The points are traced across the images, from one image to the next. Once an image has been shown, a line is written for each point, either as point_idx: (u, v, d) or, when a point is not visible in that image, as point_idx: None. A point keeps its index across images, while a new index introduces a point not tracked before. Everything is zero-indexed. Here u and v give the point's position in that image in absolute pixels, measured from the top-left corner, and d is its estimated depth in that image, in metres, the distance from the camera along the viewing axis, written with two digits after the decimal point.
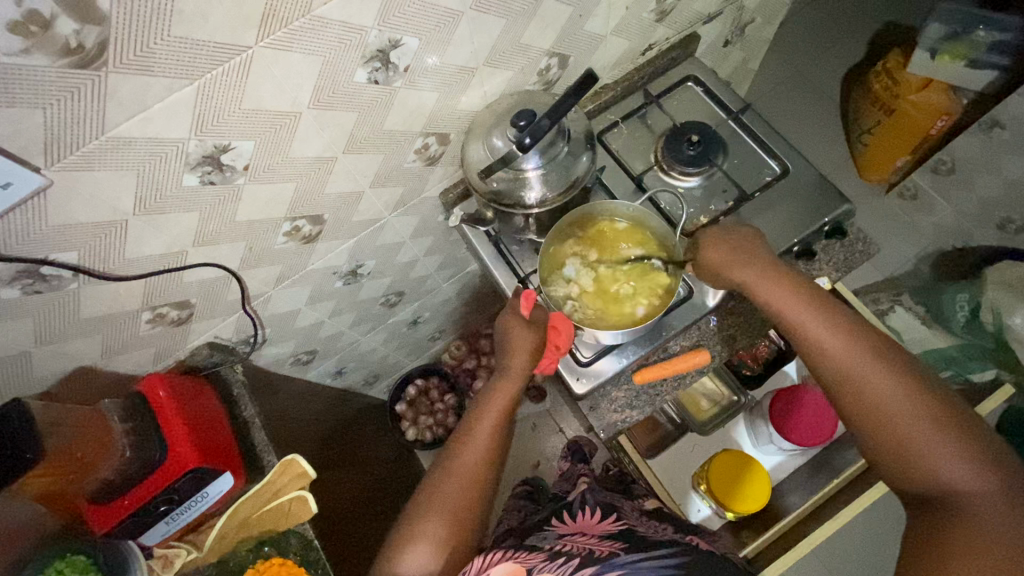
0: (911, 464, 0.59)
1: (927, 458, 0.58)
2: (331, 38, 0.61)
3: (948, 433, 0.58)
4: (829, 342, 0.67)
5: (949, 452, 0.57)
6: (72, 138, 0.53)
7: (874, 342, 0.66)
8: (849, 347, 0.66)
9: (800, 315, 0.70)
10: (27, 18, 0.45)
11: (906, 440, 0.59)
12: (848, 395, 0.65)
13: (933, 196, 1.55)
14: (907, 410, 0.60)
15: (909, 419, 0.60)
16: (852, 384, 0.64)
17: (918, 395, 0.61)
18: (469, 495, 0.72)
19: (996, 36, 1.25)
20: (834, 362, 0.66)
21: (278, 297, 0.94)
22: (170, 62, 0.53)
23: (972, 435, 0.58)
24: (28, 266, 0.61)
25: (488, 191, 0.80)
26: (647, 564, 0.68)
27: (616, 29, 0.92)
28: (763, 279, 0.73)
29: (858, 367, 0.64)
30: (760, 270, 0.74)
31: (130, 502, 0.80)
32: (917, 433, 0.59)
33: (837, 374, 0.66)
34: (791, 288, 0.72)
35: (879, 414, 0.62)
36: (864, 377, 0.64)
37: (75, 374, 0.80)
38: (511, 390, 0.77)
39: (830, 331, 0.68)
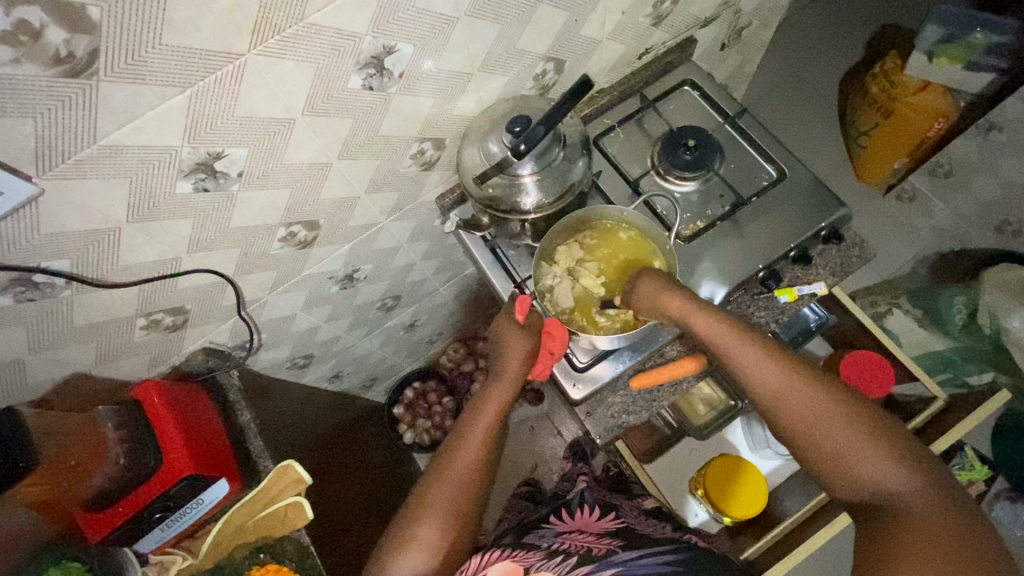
0: (852, 479, 0.60)
1: (866, 472, 0.59)
2: (325, 44, 0.60)
3: (876, 446, 0.59)
4: (759, 368, 0.68)
5: (875, 464, 0.59)
6: (64, 147, 0.53)
7: (800, 363, 0.67)
8: (778, 371, 0.66)
9: (727, 346, 0.70)
10: (16, 28, 0.44)
11: (838, 458, 0.61)
12: (784, 422, 0.65)
13: (932, 199, 1.52)
14: (835, 430, 0.61)
15: (838, 437, 0.61)
16: (785, 411, 0.65)
17: (843, 411, 0.62)
18: (461, 500, 0.71)
19: (992, 39, 1.26)
20: (765, 390, 0.67)
21: (274, 302, 0.93)
22: (164, 70, 0.52)
23: (896, 442, 0.59)
24: (20, 274, 0.61)
25: (483, 196, 0.80)
26: (644, 560, 0.68)
27: (612, 33, 0.92)
28: (688, 307, 0.73)
29: (790, 390, 0.65)
30: (684, 297, 0.74)
31: (124, 509, 0.79)
32: (848, 449, 0.60)
33: (770, 402, 0.66)
34: (711, 314, 0.72)
35: (814, 437, 0.63)
36: (793, 403, 0.65)
37: (69, 381, 0.80)
38: (507, 393, 0.77)
39: (754, 359, 0.68)
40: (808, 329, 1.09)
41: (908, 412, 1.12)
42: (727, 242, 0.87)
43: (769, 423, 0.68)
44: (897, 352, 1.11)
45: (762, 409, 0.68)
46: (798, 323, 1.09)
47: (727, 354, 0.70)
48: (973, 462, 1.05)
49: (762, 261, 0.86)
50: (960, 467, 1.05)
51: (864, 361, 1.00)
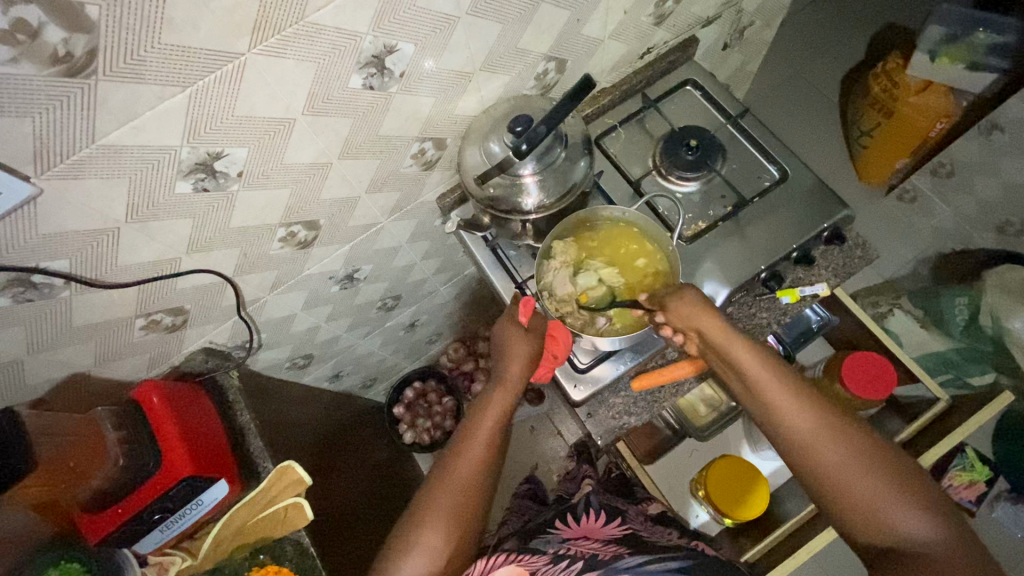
0: (878, 530, 0.59)
1: (893, 523, 0.58)
2: (325, 44, 0.60)
3: (909, 500, 0.58)
4: (791, 407, 0.66)
5: (907, 516, 0.58)
6: (62, 147, 0.52)
7: (832, 405, 0.66)
8: (811, 412, 0.65)
9: (765, 380, 0.68)
10: (14, 27, 0.44)
11: (869, 508, 0.60)
12: (812, 465, 0.63)
13: (934, 201, 1.52)
14: (870, 478, 0.60)
15: (871, 487, 0.60)
16: (816, 454, 0.63)
17: (878, 461, 0.61)
18: (464, 506, 0.71)
19: (993, 38, 1.26)
20: (796, 429, 0.65)
21: (273, 303, 0.93)
22: (162, 69, 0.52)
23: (927, 497, 0.59)
24: (18, 274, 0.61)
25: (484, 196, 0.79)
26: (651, 567, 0.68)
27: (614, 33, 0.91)
28: (729, 338, 0.72)
29: (822, 432, 0.64)
30: (725, 328, 0.72)
31: (123, 511, 0.79)
32: (881, 499, 0.59)
33: (800, 443, 0.65)
34: (753, 347, 0.71)
35: (844, 483, 0.61)
36: (827, 446, 0.63)
37: (67, 382, 0.80)
38: (508, 396, 0.77)
39: (791, 397, 0.67)
40: (810, 329, 1.08)
41: (910, 414, 1.11)
42: (730, 243, 0.87)
43: (792, 464, 0.66)
44: (899, 353, 1.11)
45: (788, 449, 0.66)
46: (800, 324, 1.08)
47: (762, 388, 0.69)
48: (974, 463, 1.05)
49: (764, 262, 0.85)
50: (962, 468, 1.05)
51: (866, 363, 0.99)
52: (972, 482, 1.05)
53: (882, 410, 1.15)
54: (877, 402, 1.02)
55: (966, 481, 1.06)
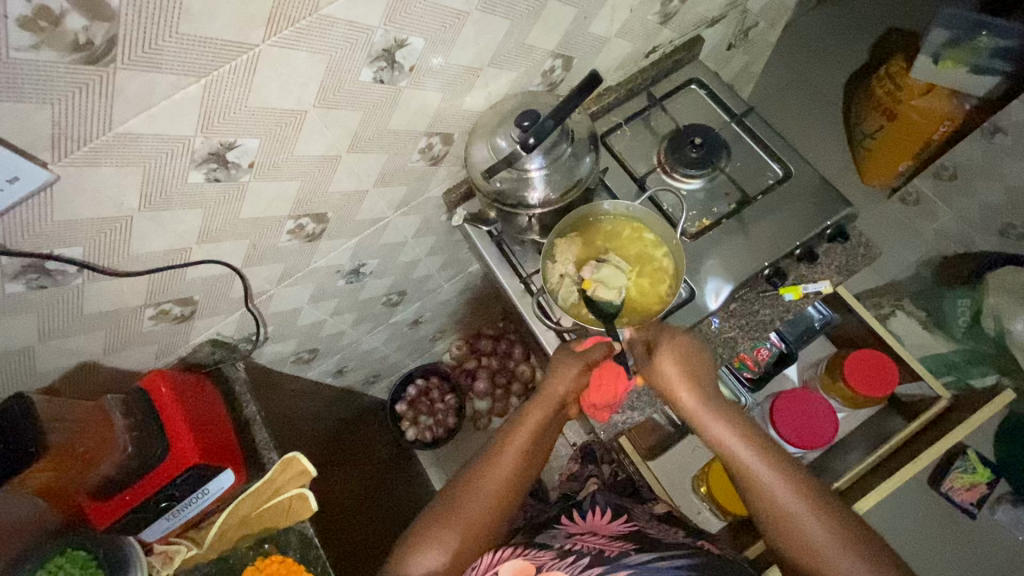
0: None
1: None
2: (338, 37, 0.61)
3: (864, 556, 0.63)
4: (757, 468, 0.70)
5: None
6: (79, 134, 0.53)
7: (791, 466, 0.70)
8: (773, 471, 0.70)
9: (737, 447, 0.72)
10: (37, 14, 0.45)
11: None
12: (791, 539, 0.66)
13: (937, 203, 1.50)
14: (847, 553, 0.63)
15: (846, 563, 0.63)
16: (785, 514, 0.67)
17: (853, 538, 0.64)
18: (490, 510, 0.72)
19: (997, 42, 1.24)
20: (779, 509, 0.68)
21: (280, 295, 0.94)
22: (178, 58, 0.53)
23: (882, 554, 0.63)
24: (33, 261, 0.62)
25: (491, 190, 0.80)
26: (659, 563, 0.68)
27: (620, 31, 0.92)
28: (708, 410, 0.75)
29: (784, 489, 0.68)
30: (704, 399, 0.76)
31: (130, 498, 0.80)
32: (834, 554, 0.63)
33: (779, 517, 0.67)
34: (731, 421, 0.75)
35: (822, 558, 0.64)
36: (805, 519, 0.66)
37: (77, 369, 0.81)
38: (544, 411, 0.79)
39: (754, 457, 0.71)
40: (812, 328, 1.09)
41: (911, 413, 1.12)
42: (733, 240, 0.88)
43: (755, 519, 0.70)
44: (902, 352, 1.11)
45: (770, 526, 0.68)
46: (801, 323, 1.09)
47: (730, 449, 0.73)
48: (975, 466, 1.06)
49: (767, 259, 0.86)
50: (964, 470, 1.06)
51: (868, 362, 1.00)
52: (973, 485, 1.05)
53: (883, 410, 1.16)
54: (879, 400, 1.03)
55: (967, 484, 1.06)
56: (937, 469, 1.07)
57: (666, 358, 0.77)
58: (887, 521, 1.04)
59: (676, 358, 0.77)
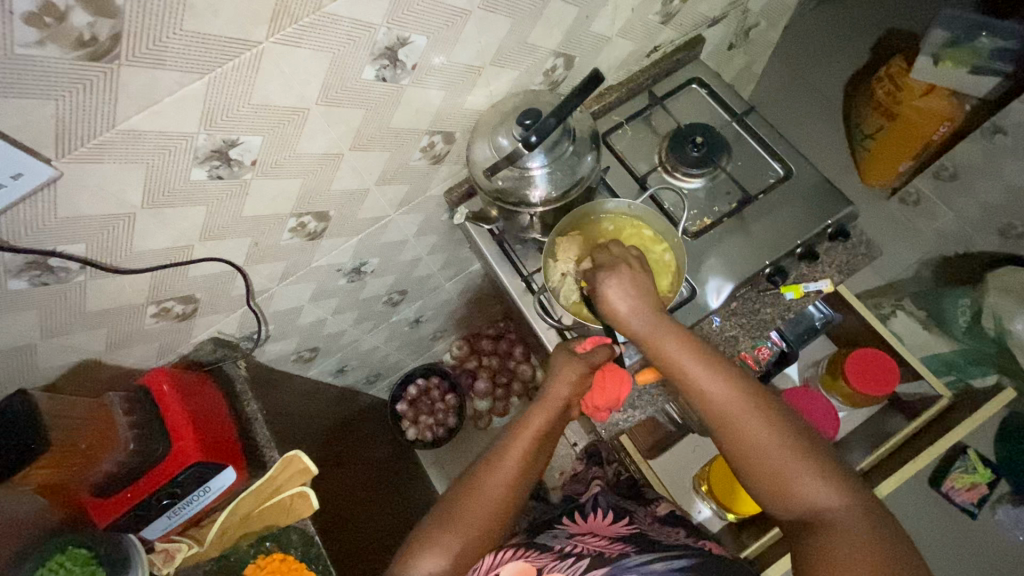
0: (787, 494, 0.62)
1: (809, 491, 0.61)
2: (341, 34, 0.61)
3: (815, 469, 0.62)
4: (705, 385, 0.67)
5: (840, 505, 0.60)
6: (83, 130, 0.53)
7: (740, 378, 0.68)
8: (723, 388, 0.66)
9: (684, 364, 0.68)
10: (43, 10, 0.45)
11: (806, 500, 0.61)
12: (749, 461, 0.64)
13: (936, 202, 1.52)
14: (807, 472, 0.61)
15: (807, 482, 0.61)
16: (734, 428, 0.65)
17: (812, 456, 0.63)
18: (492, 515, 0.71)
19: (997, 43, 1.26)
20: (735, 430, 0.65)
21: (282, 293, 0.94)
22: (181, 54, 0.53)
23: (830, 465, 0.62)
24: (35, 257, 0.62)
25: (493, 189, 0.80)
26: (658, 565, 0.68)
27: (622, 30, 0.92)
28: (656, 328, 0.70)
29: (733, 405, 0.65)
30: (649, 315, 0.70)
31: (131, 496, 0.80)
32: (787, 467, 0.62)
33: (737, 437, 0.65)
34: (679, 336, 0.70)
35: (783, 480, 0.62)
36: (764, 439, 0.63)
37: (79, 367, 0.81)
38: (547, 416, 0.76)
39: (703, 374, 0.67)
40: (813, 328, 1.09)
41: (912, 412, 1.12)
42: (734, 239, 0.88)
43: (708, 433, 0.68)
44: (903, 351, 1.11)
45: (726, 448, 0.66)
46: (802, 322, 1.09)
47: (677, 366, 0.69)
48: (975, 466, 1.06)
49: (768, 257, 0.86)
50: (964, 470, 1.06)
51: (869, 360, 1.00)
52: (973, 486, 1.05)
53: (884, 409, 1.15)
54: (881, 399, 1.03)
55: (967, 484, 1.06)
56: (937, 468, 1.07)
57: (617, 281, 0.71)
58: None
59: (628, 281, 0.71)
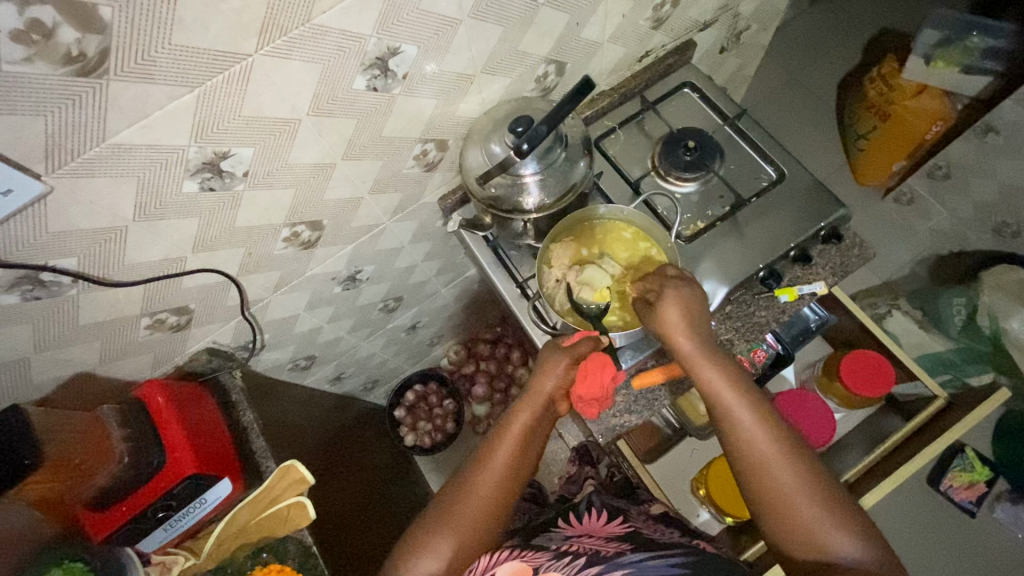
0: (806, 539, 0.60)
1: (830, 539, 0.59)
2: (331, 46, 0.61)
3: (840, 523, 0.60)
4: (743, 416, 0.66)
5: (858, 559, 0.58)
6: (74, 146, 0.53)
7: (780, 418, 0.67)
8: (761, 422, 0.66)
9: (725, 392, 0.68)
10: (30, 27, 0.45)
11: (825, 547, 0.59)
12: (773, 499, 0.62)
13: (930, 201, 1.52)
14: (830, 522, 0.60)
15: (831, 530, 0.60)
16: (764, 462, 0.64)
17: (839, 508, 0.61)
18: (483, 517, 0.71)
19: (988, 42, 1.29)
20: (765, 466, 0.63)
21: (277, 303, 0.94)
22: (170, 68, 0.53)
23: (857, 523, 0.60)
24: (27, 272, 0.62)
25: (486, 196, 0.80)
26: (653, 562, 0.68)
27: (613, 36, 0.93)
28: (703, 355, 0.71)
29: (768, 441, 0.65)
30: (698, 342, 0.71)
31: (125, 510, 0.79)
32: (813, 514, 0.60)
33: (765, 472, 0.63)
34: (724, 367, 0.70)
35: (804, 524, 0.61)
36: (792, 479, 0.62)
37: (73, 380, 0.80)
38: (533, 410, 0.75)
39: (744, 407, 0.67)
40: (808, 330, 1.05)
41: (909, 413, 1.11)
42: (728, 243, 0.88)
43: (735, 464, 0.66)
44: (898, 351, 1.12)
45: (748, 480, 0.65)
46: (796, 324, 1.05)
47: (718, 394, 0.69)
48: (974, 464, 1.07)
49: (761, 261, 0.86)
50: (963, 468, 1.07)
51: (863, 363, 1.00)
52: (973, 483, 1.06)
53: (881, 409, 1.16)
54: (876, 400, 1.03)
55: (966, 482, 1.06)
56: (935, 467, 1.07)
57: (669, 302, 0.73)
58: (885, 521, 1.04)
59: (681, 306, 0.72)
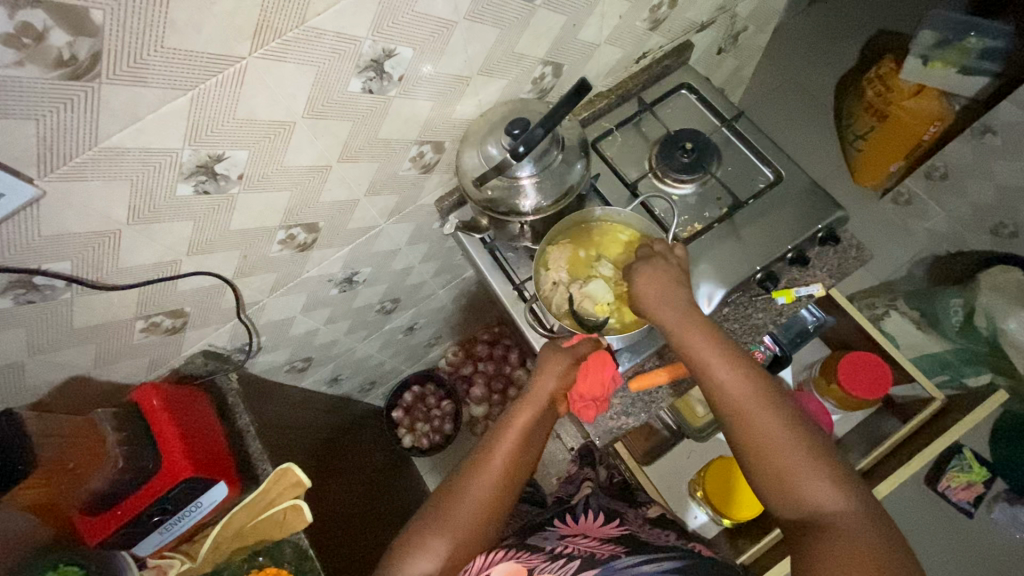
0: (790, 493, 0.60)
1: (812, 491, 0.59)
2: (326, 48, 0.61)
3: (824, 476, 0.60)
4: (724, 376, 0.67)
5: (848, 509, 0.58)
6: (66, 149, 0.53)
7: (762, 376, 0.67)
8: (741, 382, 0.66)
9: (704, 354, 0.68)
10: (20, 31, 0.45)
11: (808, 499, 0.59)
12: (756, 456, 0.63)
13: (928, 202, 1.52)
14: (812, 475, 0.60)
15: (813, 482, 0.59)
16: (745, 420, 0.64)
17: (826, 462, 0.61)
18: (481, 517, 0.71)
19: (986, 43, 1.27)
20: (746, 423, 0.64)
21: (273, 305, 0.93)
22: (163, 71, 0.53)
23: (842, 475, 0.60)
24: (20, 276, 0.61)
25: (482, 198, 0.80)
26: (647, 567, 0.68)
27: (609, 38, 0.92)
28: (683, 319, 0.71)
29: (749, 399, 0.65)
30: (677, 308, 0.71)
31: (120, 514, 0.79)
32: (795, 467, 0.60)
33: (747, 430, 0.64)
34: (705, 330, 0.70)
35: (788, 478, 0.60)
36: (773, 435, 0.62)
37: (67, 384, 0.80)
38: (533, 411, 0.75)
39: (724, 368, 0.67)
40: (805, 331, 1.05)
41: (907, 414, 1.11)
42: (725, 244, 0.87)
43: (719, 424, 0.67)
44: (896, 352, 1.12)
45: (736, 440, 0.65)
46: (794, 326, 1.05)
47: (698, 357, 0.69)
48: (971, 464, 1.07)
49: (759, 263, 0.86)
50: (960, 469, 1.06)
51: (861, 364, 1.00)
52: (970, 484, 1.06)
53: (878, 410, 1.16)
54: (874, 401, 1.03)
55: (964, 483, 1.06)
56: (932, 468, 1.08)
57: (646, 272, 0.74)
58: None
59: (658, 275, 0.73)
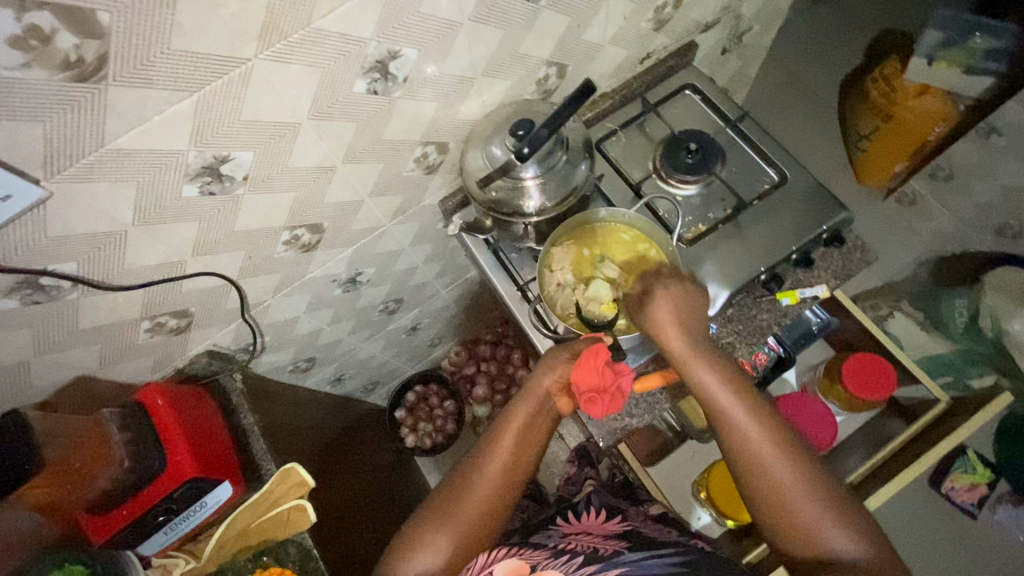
0: (805, 538, 0.60)
1: (827, 537, 0.59)
2: (331, 50, 0.61)
3: (840, 522, 0.59)
4: (738, 415, 0.66)
5: (862, 559, 0.58)
6: (73, 151, 0.53)
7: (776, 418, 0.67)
8: (755, 422, 0.66)
9: (719, 391, 0.68)
10: (27, 33, 0.45)
11: (823, 545, 0.59)
12: (769, 499, 0.62)
13: (932, 202, 1.51)
14: (829, 521, 0.60)
15: (829, 528, 0.59)
16: (760, 461, 0.63)
17: (840, 506, 0.61)
18: (483, 513, 0.71)
19: (991, 43, 1.24)
20: (761, 466, 0.63)
21: (277, 305, 0.94)
22: (169, 73, 0.53)
23: (857, 520, 0.60)
24: (27, 277, 0.61)
25: (486, 199, 0.80)
26: (649, 561, 0.68)
27: (613, 38, 0.92)
28: (697, 355, 0.70)
29: (764, 440, 0.64)
30: (691, 342, 0.71)
31: (128, 512, 0.80)
32: (811, 512, 0.60)
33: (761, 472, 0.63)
34: (719, 368, 0.69)
35: (803, 522, 0.60)
36: (789, 479, 0.62)
37: (73, 383, 0.80)
38: (532, 405, 0.76)
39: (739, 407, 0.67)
40: (809, 332, 1.05)
41: (911, 416, 1.10)
42: (730, 245, 0.88)
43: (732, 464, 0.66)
44: (900, 353, 1.11)
45: (749, 484, 0.64)
46: (798, 327, 1.05)
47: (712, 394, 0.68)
48: (975, 466, 1.06)
49: (763, 264, 0.86)
50: (963, 470, 1.06)
51: (864, 365, 1.00)
52: (973, 485, 1.06)
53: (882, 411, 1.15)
54: (878, 402, 1.03)
55: (967, 484, 1.06)
56: (938, 467, 1.07)
57: (659, 303, 0.73)
58: (886, 522, 1.04)
59: (672, 306, 0.73)
